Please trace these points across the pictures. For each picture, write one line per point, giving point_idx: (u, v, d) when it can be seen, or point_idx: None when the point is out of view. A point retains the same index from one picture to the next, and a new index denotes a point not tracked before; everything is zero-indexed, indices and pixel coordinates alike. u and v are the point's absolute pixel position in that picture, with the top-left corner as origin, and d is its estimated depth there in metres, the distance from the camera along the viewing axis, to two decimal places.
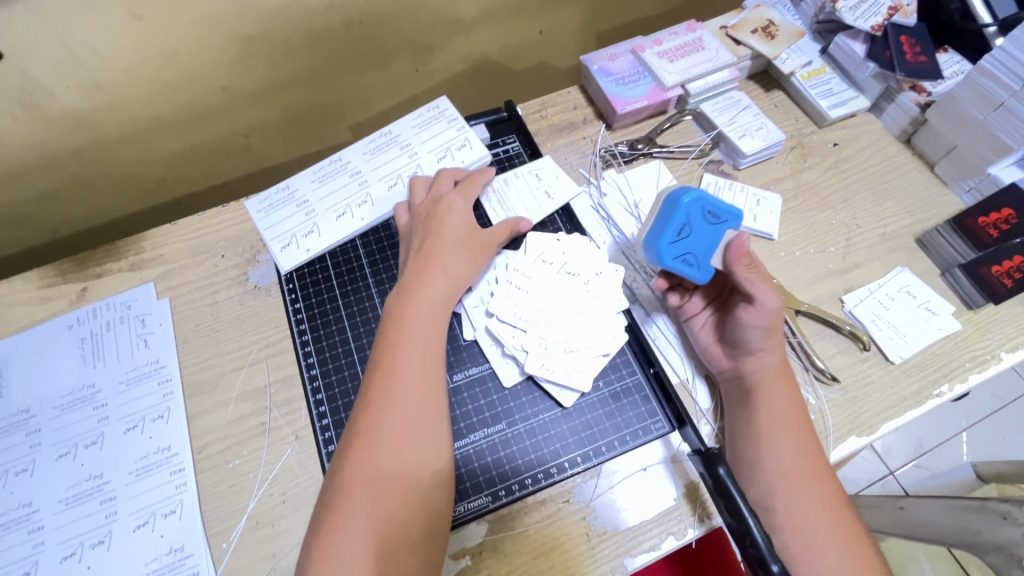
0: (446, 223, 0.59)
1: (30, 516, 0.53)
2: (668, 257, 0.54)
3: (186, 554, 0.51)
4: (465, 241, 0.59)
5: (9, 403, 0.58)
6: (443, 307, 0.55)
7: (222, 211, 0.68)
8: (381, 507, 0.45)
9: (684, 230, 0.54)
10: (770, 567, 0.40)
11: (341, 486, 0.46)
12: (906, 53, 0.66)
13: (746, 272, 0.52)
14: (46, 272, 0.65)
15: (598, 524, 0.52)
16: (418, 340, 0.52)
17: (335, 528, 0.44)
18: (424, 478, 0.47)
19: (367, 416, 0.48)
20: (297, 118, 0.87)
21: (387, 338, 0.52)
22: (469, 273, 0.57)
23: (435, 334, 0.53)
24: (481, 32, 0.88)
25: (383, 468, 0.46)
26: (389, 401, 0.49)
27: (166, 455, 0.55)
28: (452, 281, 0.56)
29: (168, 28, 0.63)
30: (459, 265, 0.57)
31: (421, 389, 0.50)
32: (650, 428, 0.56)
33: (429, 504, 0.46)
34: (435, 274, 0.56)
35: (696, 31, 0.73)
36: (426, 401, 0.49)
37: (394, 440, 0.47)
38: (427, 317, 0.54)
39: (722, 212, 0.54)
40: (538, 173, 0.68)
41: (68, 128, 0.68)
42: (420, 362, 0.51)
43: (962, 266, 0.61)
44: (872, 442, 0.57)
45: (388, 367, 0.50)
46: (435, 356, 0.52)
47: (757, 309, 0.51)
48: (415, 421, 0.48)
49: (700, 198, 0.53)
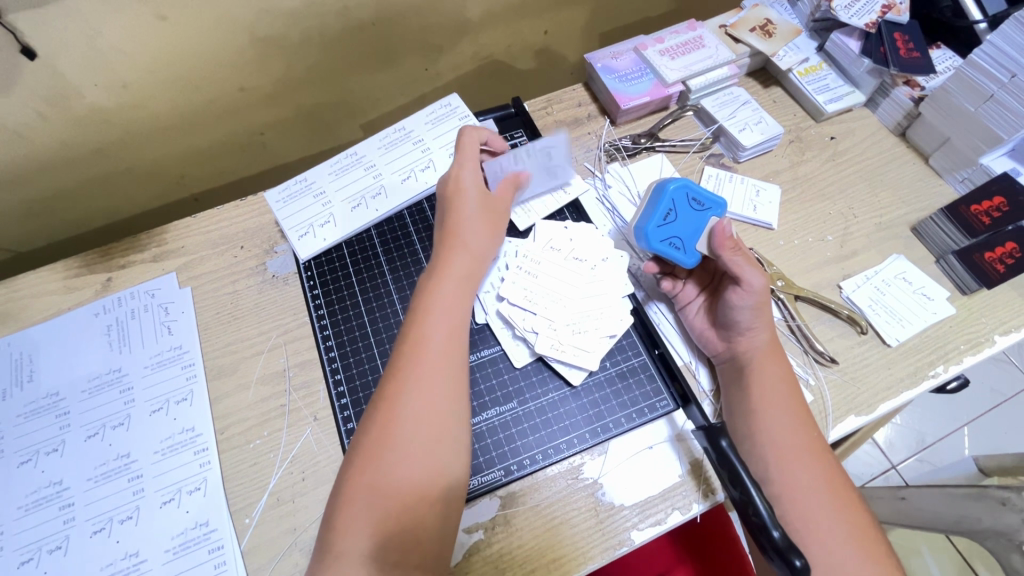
0: (466, 196, 0.60)
1: (61, 493, 0.55)
2: (656, 240, 0.57)
3: (211, 529, 0.54)
4: (484, 214, 0.60)
5: (40, 387, 0.60)
6: (466, 283, 0.57)
7: (241, 204, 0.70)
8: (401, 472, 0.47)
9: (671, 215, 0.57)
10: (771, 534, 0.42)
11: (364, 448, 0.48)
12: (899, 49, 0.69)
13: (731, 254, 0.54)
14: (73, 263, 0.67)
15: (605, 500, 0.54)
16: (441, 315, 0.54)
17: (356, 486, 0.47)
18: (444, 446, 0.49)
19: (393, 384, 0.50)
20: (311, 118, 0.90)
21: (414, 311, 0.55)
22: (488, 248, 0.60)
23: (459, 309, 0.55)
24: (489, 33, 0.91)
25: (407, 433, 0.48)
26: (417, 367, 0.51)
27: (190, 435, 0.58)
28: (477, 256, 0.58)
29: (191, 29, 0.66)
30: (479, 241, 0.59)
31: (443, 363, 0.52)
32: (656, 406, 0.58)
33: (448, 471, 0.49)
34: (460, 248, 0.58)
35: (696, 29, 0.76)
36: (450, 372, 0.52)
37: (420, 408, 0.49)
38: (454, 291, 0.56)
39: (706, 200, 0.57)
40: (551, 151, 0.63)
41: (94, 126, 0.71)
42: (447, 332, 0.53)
43: (955, 253, 0.63)
44: (870, 422, 0.59)
45: (414, 338, 0.53)
46: (457, 327, 0.54)
47: (745, 290, 0.53)
48: (440, 392, 0.50)
49: (685, 186, 0.57)
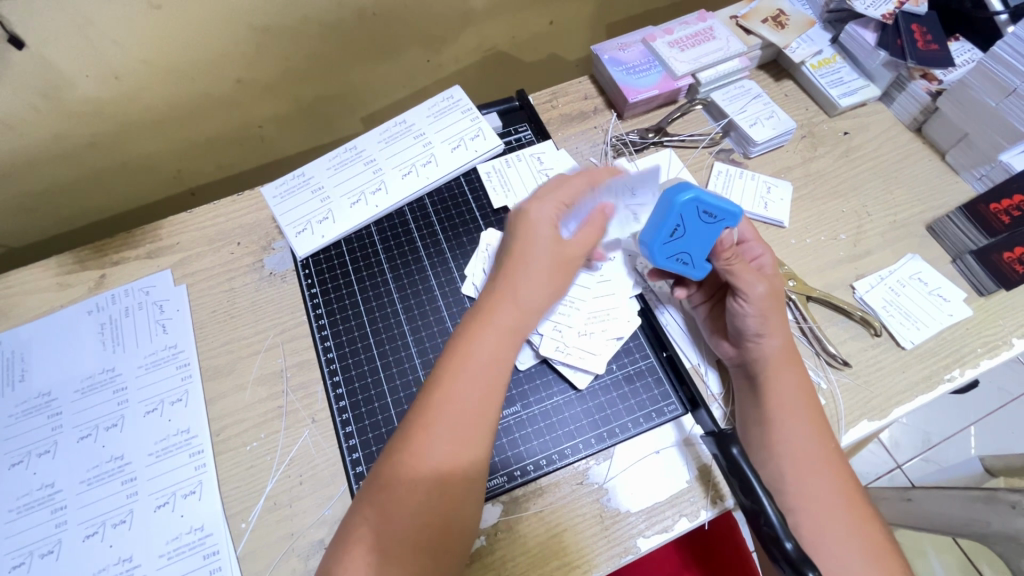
0: (535, 232, 0.52)
1: (53, 496, 0.54)
2: (662, 257, 0.54)
3: (206, 533, 0.52)
4: (553, 262, 0.51)
5: (31, 386, 0.59)
6: (511, 339, 0.49)
7: (238, 199, 0.69)
8: (405, 538, 0.43)
9: (678, 231, 0.53)
10: (783, 545, 0.41)
11: (375, 500, 0.44)
12: (917, 41, 0.66)
13: (727, 261, 0.52)
14: (66, 259, 0.66)
15: (611, 506, 0.52)
16: (477, 376, 0.47)
17: (360, 538, 0.43)
18: (461, 509, 0.45)
19: (416, 440, 0.45)
20: (310, 111, 0.88)
21: (449, 364, 0.48)
22: (546, 299, 0.51)
23: (498, 368, 0.48)
24: (493, 23, 0.88)
25: (424, 496, 0.44)
26: (441, 433, 0.45)
27: (185, 437, 0.56)
28: (526, 308, 0.50)
29: (185, 18, 0.64)
30: (534, 294, 0.50)
31: (470, 428, 0.46)
32: (663, 410, 0.56)
33: (459, 536, 0.45)
34: (508, 299, 0.50)
35: (707, 20, 0.74)
36: (479, 435, 0.46)
37: (444, 473, 0.44)
38: (496, 347, 0.48)
39: (719, 211, 0.52)
40: (540, 156, 0.69)
41: (87, 118, 0.70)
42: (480, 394, 0.47)
43: (974, 253, 0.61)
44: (884, 427, 0.57)
45: (444, 394, 0.46)
46: (497, 389, 0.47)
47: (745, 300, 0.52)
48: (467, 457, 0.45)
49: (695, 198, 0.51)
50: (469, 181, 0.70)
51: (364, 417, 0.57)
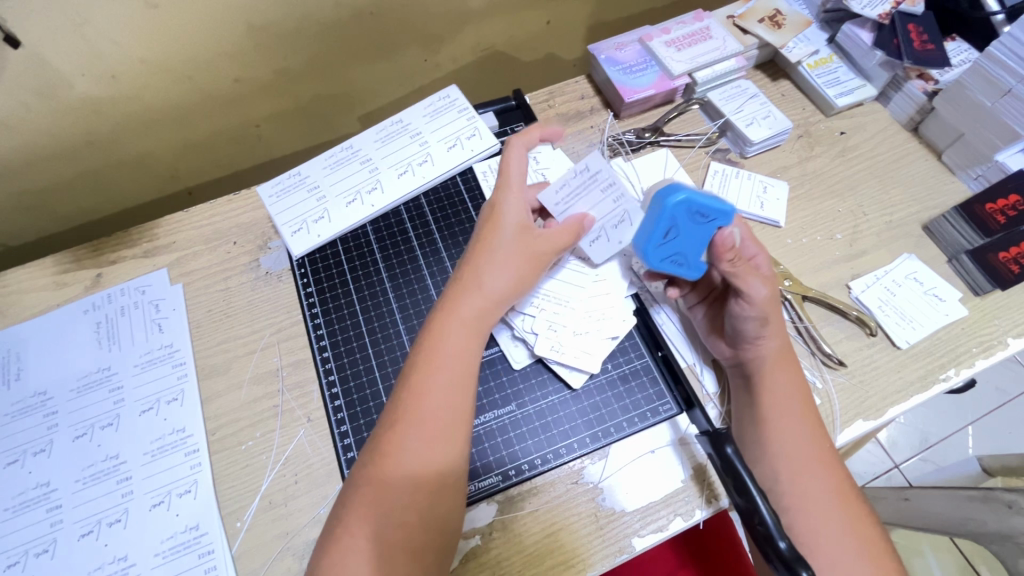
0: (498, 229, 0.54)
1: (49, 495, 0.54)
2: (656, 260, 0.54)
3: (201, 532, 0.52)
4: (519, 256, 0.53)
5: (27, 386, 0.59)
6: (478, 329, 0.51)
7: (235, 199, 0.69)
8: (389, 534, 0.43)
9: (670, 233, 0.53)
10: (777, 545, 0.41)
11: (357, 499, 0.44)
12: (913, 40, 0.66)
13: (731, 266, 0.51)
14: (62, 258, 0.66)
15: (606, 505, 0.52)
16: (447, 366, 0.48)
17: (347, 540, 0.43)
18: (441, 506, 0.45)
19: (392, 435, 0.45)
20: (307, 110, 0.88)
21: (420, 356, 0.49)
22: (513, 291, 0.53)
23: (467, 359, 0.49)
24: (490, 23, 0.88)
25: (405, 493, 0.44)
26: (414, 424, 0.46)
27: (180, 436, 0.56)
28: (493, 299, 0.52)
29: (181, 17, 0.64)
30: (502, 287, 0.52)
31: (444, 419, 0.46)
32: (658, 410, 0.56)
33: (444, 532, 0.45)
34: (476, 291, 0.51)
35: (704, 20, 0.74)
36: (454, 426, 0.46)
37: (421, 466, 0.45)
38: (464, 338, 0.50)
39: (712, 211, 0.51)
40: (536, 156, 0.69)
41: (84, 117, 0.70)
42: (451, 385, 0.47)
43: (969, 253, 0.61)
44: (879, 427, 0.57)
45: (417, 387, 0.47)
46: (466, 378, 0.48)
47: (747, 302, 0.51)
48: (443, 449, 0.45)
49: (688, 199, 0.51)
50: (465, 180, 0.70)
51: (359, 416, 0.57)
